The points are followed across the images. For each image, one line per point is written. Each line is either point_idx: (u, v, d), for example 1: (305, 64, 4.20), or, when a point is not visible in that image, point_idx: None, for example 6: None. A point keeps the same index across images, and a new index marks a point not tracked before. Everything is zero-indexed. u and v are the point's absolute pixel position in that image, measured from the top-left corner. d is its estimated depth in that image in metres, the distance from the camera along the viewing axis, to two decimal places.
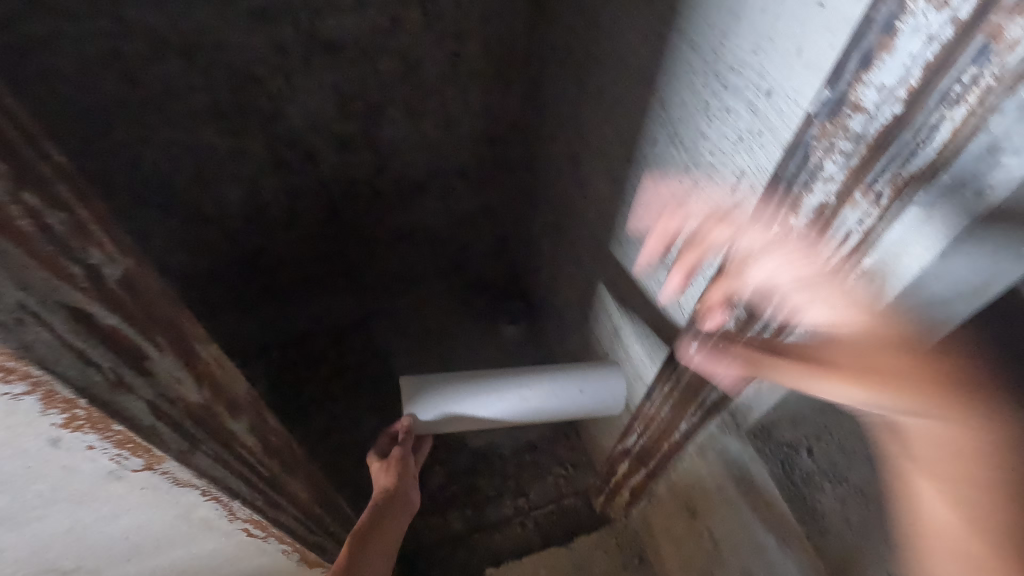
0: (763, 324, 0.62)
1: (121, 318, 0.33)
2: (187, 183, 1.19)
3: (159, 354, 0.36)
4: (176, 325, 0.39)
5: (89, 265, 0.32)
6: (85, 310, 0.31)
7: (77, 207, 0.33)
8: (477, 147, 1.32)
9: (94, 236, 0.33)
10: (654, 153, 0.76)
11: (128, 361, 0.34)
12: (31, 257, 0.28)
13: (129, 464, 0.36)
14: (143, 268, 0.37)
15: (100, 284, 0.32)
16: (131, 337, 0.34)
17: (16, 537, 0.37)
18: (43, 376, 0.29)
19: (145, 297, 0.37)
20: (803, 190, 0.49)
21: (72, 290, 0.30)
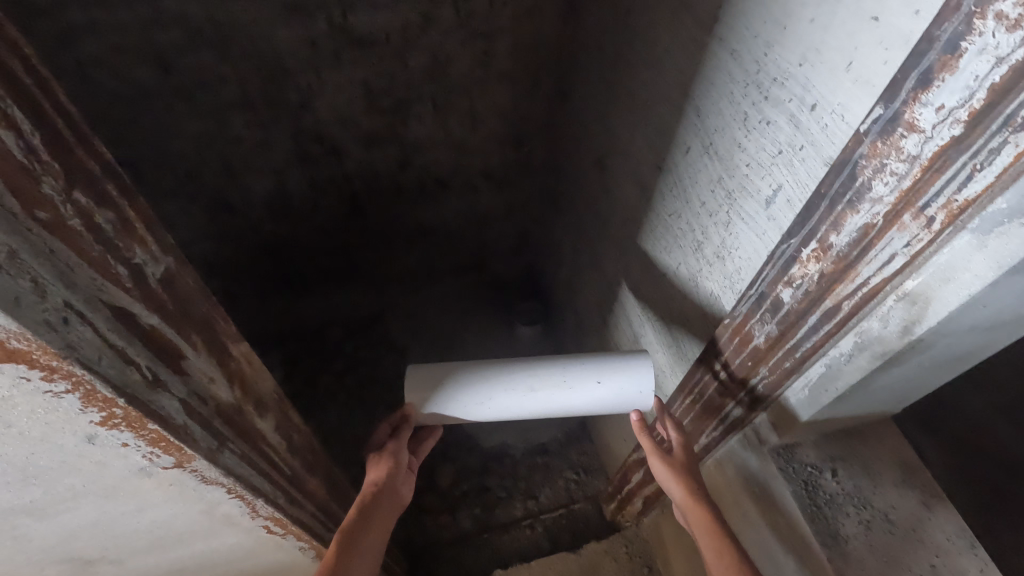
0: (792, 344, 0.60)
1: (159, 317, 0.34)
2: (214, 173, 1.20)
3: (194, 352, 0.37)
4: (209, 323, 0.40)
5: (133, 263, 0.33)
6: (127, 309, 0.31)
7: (124, 208, 0.34)
8: (502, 147, 1.31)
9: (137, 233, 0.34)
10: (686, 162, 0.74)
11: (165, 359, 0.34)
12: (79, 256, 0.29)
13: (160, 462, 0.35)
14: (181, 266, 0.39)
15: (142, 283, 0.33)
16: (168, 335, 0.35)
17: (45, 526, 0.37)
18: (85, 375, 0.28)
19: (182, 295, 0.38)
20: (846, 209, 0.47)
21: (116, 288, 0.31)
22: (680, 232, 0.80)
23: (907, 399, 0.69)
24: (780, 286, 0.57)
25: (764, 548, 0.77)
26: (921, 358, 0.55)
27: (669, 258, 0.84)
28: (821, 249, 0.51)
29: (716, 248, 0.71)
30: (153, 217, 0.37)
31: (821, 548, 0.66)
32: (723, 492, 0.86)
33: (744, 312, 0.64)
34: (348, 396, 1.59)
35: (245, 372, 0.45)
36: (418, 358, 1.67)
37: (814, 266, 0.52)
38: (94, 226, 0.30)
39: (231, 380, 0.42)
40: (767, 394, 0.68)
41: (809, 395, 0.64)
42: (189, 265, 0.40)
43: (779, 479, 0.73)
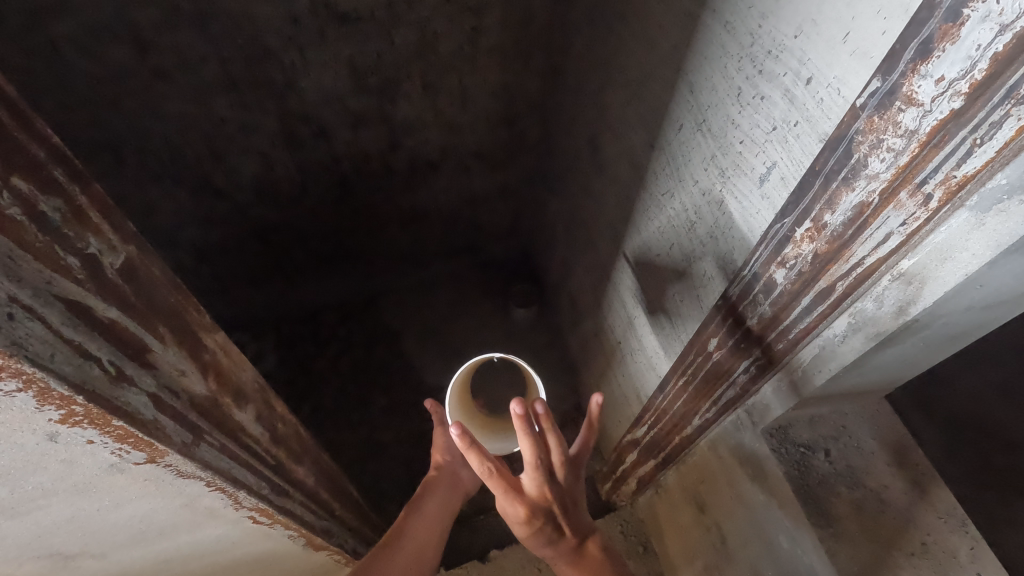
0: (788, 325, 0.59)
1: (119, 310, 0.33)
2: (197, 156, 1.18)
3: (161, 346, 0.36)
4: (177, 315, 0.39)
5: (86, 254, 0.32)
6: (81, 302, 0.30)
7: (77, 197, 0.32)
8: (493, 126, 1.29)
9: (91, 222, 0.33)
10: (679, 140, 0.72)
11: (129, 353, 0.33)
12: (24, 249, 0.27)
13: (130, 458, 0.34)
14: (145, 256, 0.37)
15: (97, 274, 0.32)
16: (130, 328, 0.33)
17: (17, 524, 0.36)
18: (37, 373, 0.26)
19: (146, 286, 0.37)
20: (841, 187, 0.45)
21: (67, 281, 0.29)
22: (672, 213, 0.78)
23: (900, 378, 0.68)
24: (774, 267, 0.56)
25: (757, 527, 0.77)
26: (915, 337, 0.54)
27: (662, 239, 0.83)
28: (815, 228, 0.49)
29: (709, 229, 0.70)
30: (110, 204, 0.35)
31: (813, 528, 0.67)
32: (716, 471, 0.87)
33: (738, 292, 0.63)
34: (343, 380, 1.59)
35: (221, 362, 0.44)
36: (412, 342, 1.66)
37: (808, 246, 0.51)
38: (40, 215, 0.29)
39: (205, 372, 0.41)
40: (759, 376, 0.67)
41: (801, 376, 0.63)
42: (155, 255, 0.39)
43: (771, 460, 0.73)
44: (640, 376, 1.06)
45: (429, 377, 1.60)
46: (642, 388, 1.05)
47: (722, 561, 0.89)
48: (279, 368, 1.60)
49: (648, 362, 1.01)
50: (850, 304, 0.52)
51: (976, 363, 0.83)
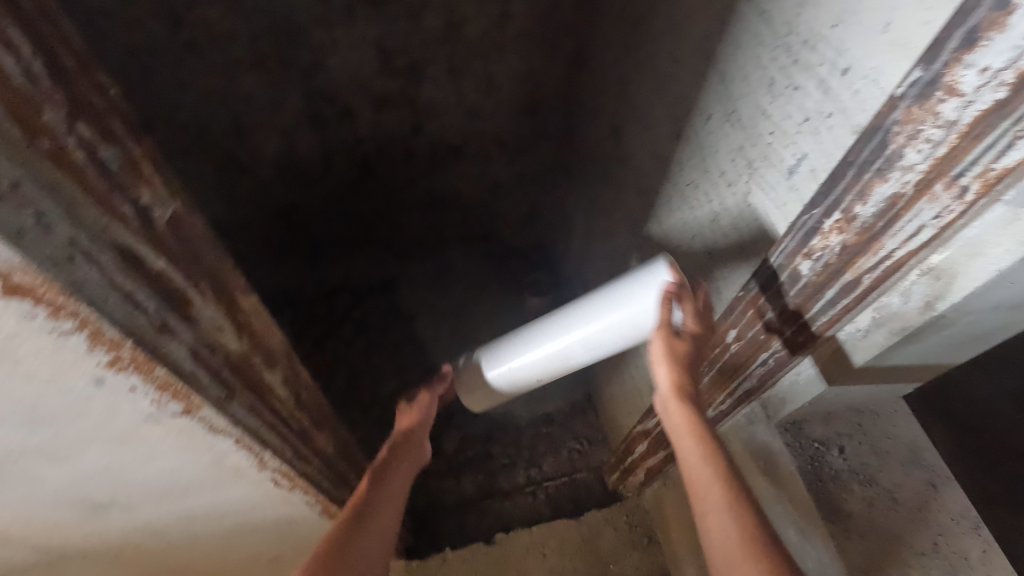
0: (809, 318, 0.58)
1: (168, 262, 0.33)
2: (224, 131, 1.19)
3: (204, 302, 0.36)
4: (218, 274, 0.40)
5: (139, 204, 0.32)
6: (133, 251, 0.30)
7: (132, 146, 0.33)
8: (516, 112, 1.29)
9: (144, 173, 0.33)
10: (706, 130, 0.72)
11: (175, 306, 0.33)
12: (82, 191, 0.28)
13: (168, 409, 0.35)
14: (189, 214, 0.38)
15: (149, 225, 0.32)
16: (176, 282, 0.33)
17: (57, 469, 0.38)
18: (90, 315, 0.28)
19: (190, 243, 0.37)
20: (874, 178, 0.45)
21: (122, 229, 0.30)
22: (697, 204, 0.78)
23: (921, 377, 0.68)
24: (799, 259, 0.56)
25: None
26: (937, 335, 0.54)
27: (684, 230, 0.83)
28: (845, 220, 0.49)
29: (733, 220, 0.69)
30: (160, 157, 0.35)
31: (823, 523, 0.67)
32: None
33: (759, 284, 0.63)
34: (357, 360, 1.61)
35: (254, 325, 0.45)
36: (426, 326, 1.67)
37: (836, 237, 0.51)
38: (99, 158, 0.29)
39: (241, 332, 0.41)
40: (777, 370, 0.67)
41: (821, 370, 0.63)
42: (199, 214, 0.39)
43: (785, 454, 0.73)
44: None
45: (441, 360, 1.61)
46: None
47: None
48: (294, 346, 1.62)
49: None
50: (875, 299, 0.52)
51: (995, 370, 0.82)
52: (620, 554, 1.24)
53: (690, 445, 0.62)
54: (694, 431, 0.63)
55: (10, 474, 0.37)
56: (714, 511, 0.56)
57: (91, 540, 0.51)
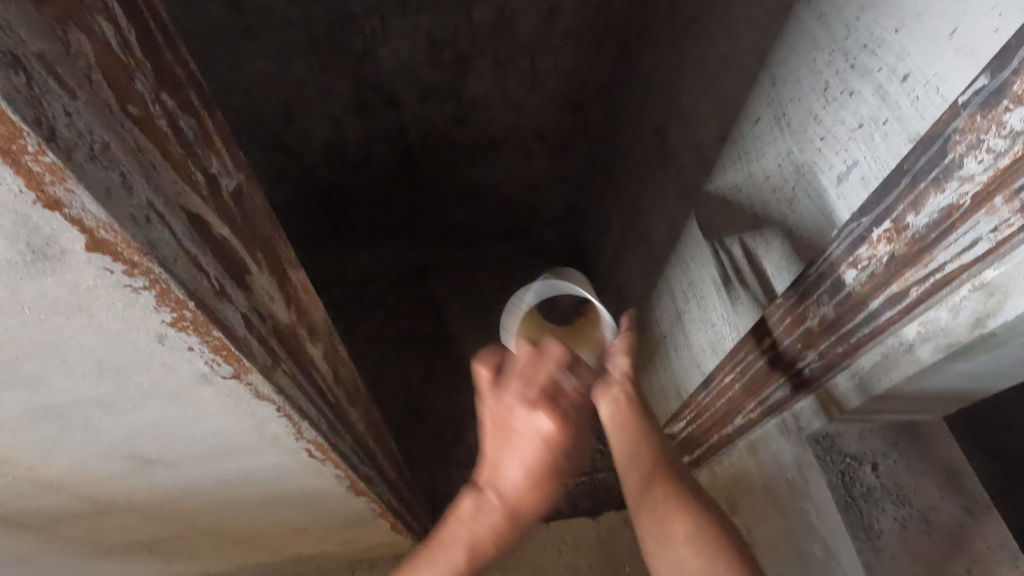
0: (852, 329, 0.57)
1: (230, 230, 0.36)
2: (274, 114, 1.22)
3: (258, 270, 0.39)
4: (272, 245, 0.42)
5: (209, 173, 0.34)
6: (203, 217, 0.33)
7: (202, 120, 0.35)
8: (560, 111, 1.29)
9: (214, 145, 0.36)
10: (753, 134, 0.71)
11: (232, 275, 0.35)
12: (164, 157, 0.30)
13: (220, 370, 0.36)
14: (249, 185, 0.40)
15: (217, 194, 0.35)
16: (236, 250, 0.36)
17: (113, 421, 0.40)
18: (163, 276, 0.29)
19: (250, 212, 0.39)
20: (930, 187, 0.44)
21: (194, 196, 0.32)
22: (737, 209, 0.77)
23: (967, 400, 0.67)
24: (844, 268, 0.55)
25: (791, 535, 0.76)
26: (988, 355, 0.52)
27: (723, 235, 0.82)
28: (895, 229, 0.49)
29: (775, 227, 0.68)
30: (223, 131, 0.38)
31: (852, 540, 0.66)
32: (752, 475, 0.86)
33: (800, 291, 0.62)
34: (387, 345, 1.65)
35: (301, 298, 0.47)
36: (456, 318, 1.71)
37: (885, 247, 0.50)
38: (177, 125, 0.32)
39: (289, 303, 0.44)
40: (812, 380, 0.66)
41: (857, 384, 0.61)
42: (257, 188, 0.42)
43: (814, 468, 0.72)
44: (682, 371, 1.05)
45: (470, 352, 1.64)
46: (683, 384, 1.05)
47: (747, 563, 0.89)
48: None
49: (692, 358, 1.00)
50: (921, 312, 0.51)
51: None
52: (636, 556, 1.24)
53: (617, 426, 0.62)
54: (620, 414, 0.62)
55: (71, 420, 0.38)
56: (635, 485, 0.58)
57: (136, 494, 0.53)
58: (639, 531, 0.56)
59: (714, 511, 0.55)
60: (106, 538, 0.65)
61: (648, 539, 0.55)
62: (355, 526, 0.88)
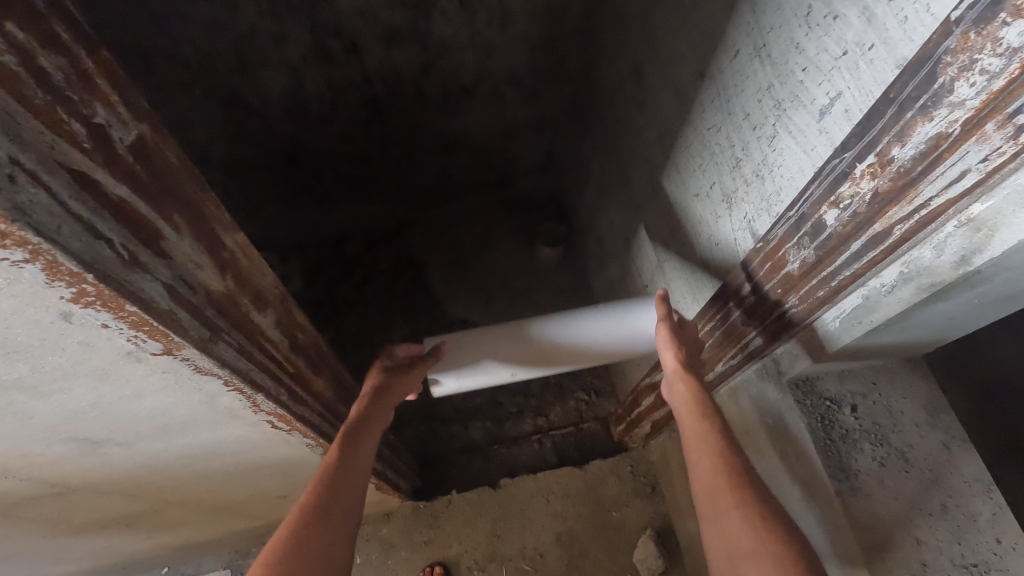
0: (834, 270, 0.55)
1: (131, 189, 0.31)
2: (227, 67, 1.11)
3: (177, 236, 0.34)
4: (195, 205, 0.37)
5: (91, 122, 0.29)
6: (87, 174, 0.28)
7: (82, 62, 0.29)
8: (533, 52, 1.21)
9: (97, 87, 0.30)
10: (732, 69, 0.64)
11: (146, 240, 0.31)
12: (19, 103, 0.25)
13: (147, 348, 0.33)
14: (159, 138, 0.34)
15: (106, 147, 0.30)
16: (143, 213, 0.31)
17: (42, 406, 0.36)
18: (44, 246, 0.25)
19: (160, 169, 0.34)
20: (918, 116, 0.41)
21: (73, 149, 0.27)
22: (717, 150, 0.72)
23: (948, 337, 0.66)
24: (825, 208, 0.52)
25: (772, 478, 0.77)
26: (970, 294, 0.51)
27: (703, 177, 0.78)
28: (879, 163, 0.45)
29: (756, 166, 0.65)
30: (120, 73, 0.31)
31: (830, 481, 0.66)
32: (735, 421, 0.86)
33: (778, 237, 0.60)
34: (368, 306, 1.62)
35: (242, 263, 0.42)
36: (437, 275, 1.68)
37: (868, 183, 0.47)
38: (38, 70, 0.26)
39: (223, 270, 0.39)
40: (793, 325, 0.65)
41: (838, 328, 0.60)
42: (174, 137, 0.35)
43: (794, 412, 0.71)
44: None
45: (451, 309, 1.62)
46: None
47: None
48: (306, 292, 1.63)
49: (674, 307, 0.99)
50: (906, 251, 0.49)
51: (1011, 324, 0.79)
52: (623, 502, 1.27)
53: (691, 434, 0.65)
54: (695, 419, 0.65)
55: None
56: (704, 491, 0.60)
57: (91, 474, 0.51)
58: (708, 536, 0.58)
59: (775, 516, 0.54)
60: (74, 517, 0.63)
61: (712, 540, 0.57)
62: None
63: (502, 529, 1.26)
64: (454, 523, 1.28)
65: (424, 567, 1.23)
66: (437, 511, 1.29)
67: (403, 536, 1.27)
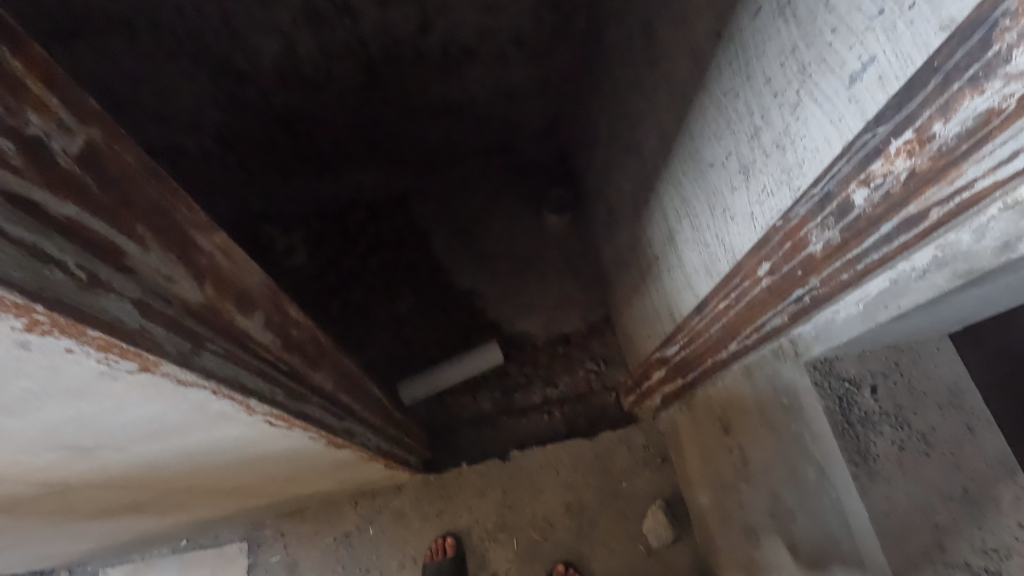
0: (861, 253, 0.52)
1: (82, 208, 0.26)
2: (216, 35, 1.04)
3: (140, 250, 0.30)
4: (159, 209, 0.32)
5: (26, 135, 0.23)
6: (29, 200, 0.23)
7: (5, 61, 0.22)
8: (538, 8, 1.13)
9: (28, 91, 0.23)
10: (753, 28, 0.58)
11: (101, 256, 0.27)
12: None
13: (121, 367, 0.30)
14: (112, 142, 0.28)
15: (45, 162, 0.24)
16: (96, 231, 0.26)
17: (22, 424, 0.34)
18: None
19: (115, 178, 0.28)
20: (965, 89, 0.36)
21: (6, 174, 0.22)
22: (733, 118, 0.67)
23: (978, 314, 0.63)
24: (854, 186, 0.48)
25: (786, 459, 0.76)
26: (1010, 276, 0.48)
27: (718, 147, 0.72)
28: (917, 140, 0.41)
29: (776, 137, 0.59)
30: (54, 66, 0.25)
31: (848, 466, 0.64)
32: (747, 398, 0.84)
33: (800, 216, 0.56)
34: (373, 278, 1.60)
35: (221, 265, 0.39)
36: (442, 245, 1.65)
37: (903, 163, 0.43)
38: None
39: (200, 279, 0.36)
40: (812, 308, 0.62)
41: (863, 312, 0.58)
42: (128, 136, 0.29)
43: (811, 393, 0.68)
44: (675, 293, 1.00)
45: (457, 280, 1.60)
46: (676, 306, 1.01)
47: (743, 481, 0.91)
48: (310, 264, 1.62)
49: (685, 280, 0.95)
50: (940, 236, 0.45)
51: None
52: (633, 472, 1.28)
53: None
54: None
55: None
56: None
57: (91, 474, 0.50)
58: None
59: None
60: (82, 508, 0.63)
61: None
62: (347, 467, 0.87)
63: (512, 500, 1.29)
64: (465, 494, 1.30)
65: (436, 538, 1.27)
66: (447, 483, 1.31)
67: (413, 506, 1.30)
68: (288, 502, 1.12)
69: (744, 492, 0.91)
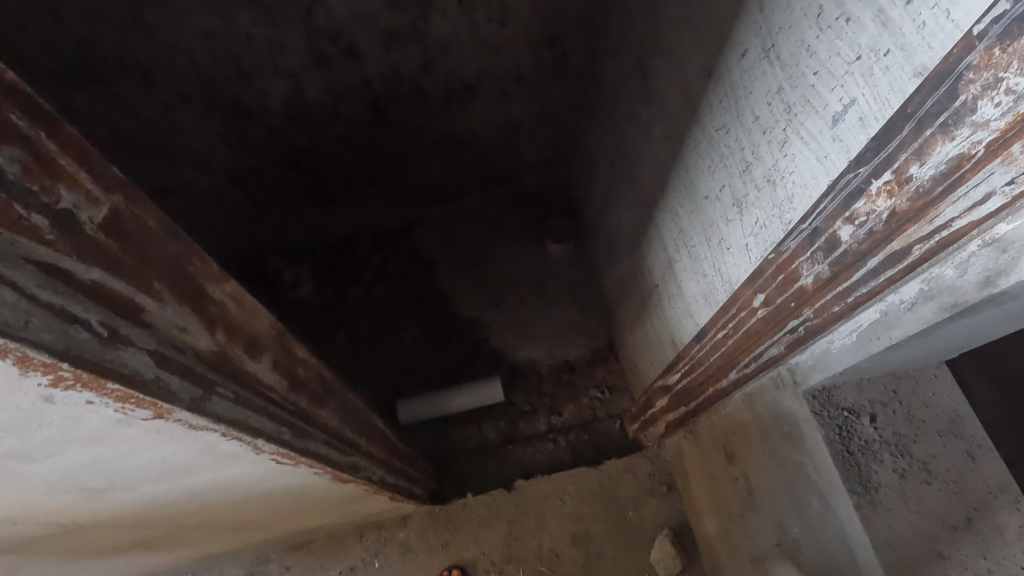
0: (851, 286, 0.54)
1: (106, 270, 0.28)
2: (227, 78, 1.08)
3: (159, 305, 0.32)
4: (176, 265, 0.34)
5: (55, 207, 0.25)
6: (56, 266, 0.25)
7: (43, 142, 0.25)
8: (536, 46, 1.17)
9: (62, 169, 0.26)
10: (741, 68, 0.60)
11: (123, 312, 0.29)
12: None
13: (137, 415, 0.31)
14: (135, 206, 0.31)
15: (72, 230, 0.26)
16: (118, 290, 0.28)
17: (40, 468, 0.35)
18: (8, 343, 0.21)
19: (137, 239, 0.30)
20: (937, 135, 0.39)
21: (37, 244, 0.24)
22: (726, 153, 0.69)
23: (972, 344, 0.63)
24: (839, 223, 0.50)
25: (790, 488, 0.76)
26: (996, 309, 0.50)
27: (712, 179, 0.74)
28: (896, 182, 0.43)
29: (767, 171, 0.60)
30: (84, 143, 0.27)
31: (850, 494, 0.65)
32: (750, 426, 0.85)
33: (791, 249, 0.57)
34: (378, 308, 1.63)
35: (232, 312, 0.41)
36: (445, 274, 1.67)
37: (885, 202, 0.45)
38: None
39: (212, 326, 0.38)
40: (807, 337, 0.64)
41: (857, 342, 0.59)
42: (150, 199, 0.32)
43: (811, 423, 0.69)
44: (676, 321, 1.01)
45: (462, 309, 1.62)
46: (677, 333, 1.02)
47: (749, 510, 0.91)
48: (316, 296, 1.65)
49: (685, 308, 0.96)
50: (926, 270, 0.48)
51: None
52: (639, 501, 1.28)
53: None
54: None
55: None
56: None
57: (102, 513, 0.51)
58: None
59: None
60: (92, 546, 0.64)
61: None
62: (351, 501, 0.88)
63: (519, 530, 1.28)
64: (471, 525, 1.30)
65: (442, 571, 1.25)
66: (453, 514, 1.31)
67: (419, 538, 1.30)
68: (294, 535, 1.12)
69: (750, 522, 0.91)
